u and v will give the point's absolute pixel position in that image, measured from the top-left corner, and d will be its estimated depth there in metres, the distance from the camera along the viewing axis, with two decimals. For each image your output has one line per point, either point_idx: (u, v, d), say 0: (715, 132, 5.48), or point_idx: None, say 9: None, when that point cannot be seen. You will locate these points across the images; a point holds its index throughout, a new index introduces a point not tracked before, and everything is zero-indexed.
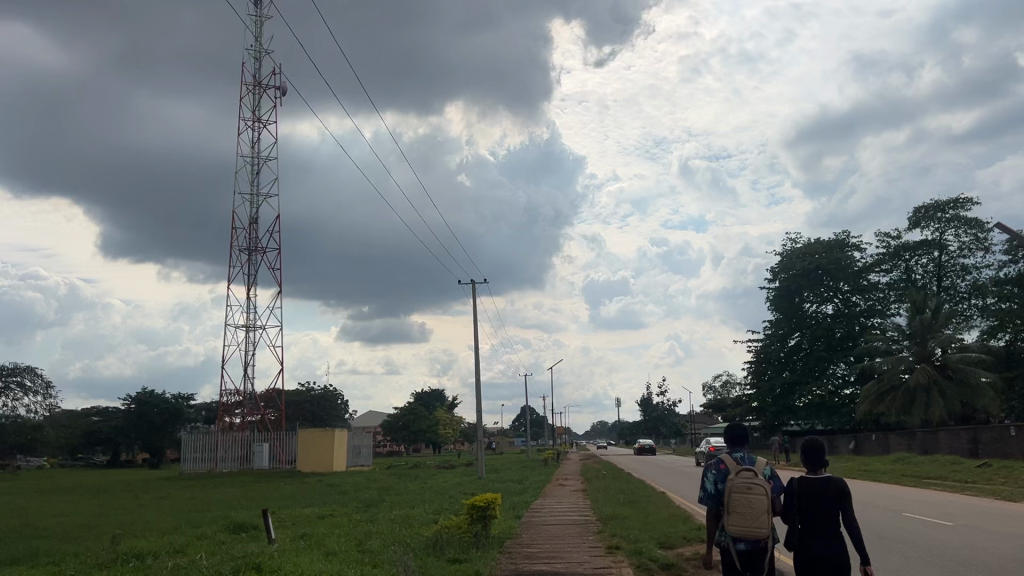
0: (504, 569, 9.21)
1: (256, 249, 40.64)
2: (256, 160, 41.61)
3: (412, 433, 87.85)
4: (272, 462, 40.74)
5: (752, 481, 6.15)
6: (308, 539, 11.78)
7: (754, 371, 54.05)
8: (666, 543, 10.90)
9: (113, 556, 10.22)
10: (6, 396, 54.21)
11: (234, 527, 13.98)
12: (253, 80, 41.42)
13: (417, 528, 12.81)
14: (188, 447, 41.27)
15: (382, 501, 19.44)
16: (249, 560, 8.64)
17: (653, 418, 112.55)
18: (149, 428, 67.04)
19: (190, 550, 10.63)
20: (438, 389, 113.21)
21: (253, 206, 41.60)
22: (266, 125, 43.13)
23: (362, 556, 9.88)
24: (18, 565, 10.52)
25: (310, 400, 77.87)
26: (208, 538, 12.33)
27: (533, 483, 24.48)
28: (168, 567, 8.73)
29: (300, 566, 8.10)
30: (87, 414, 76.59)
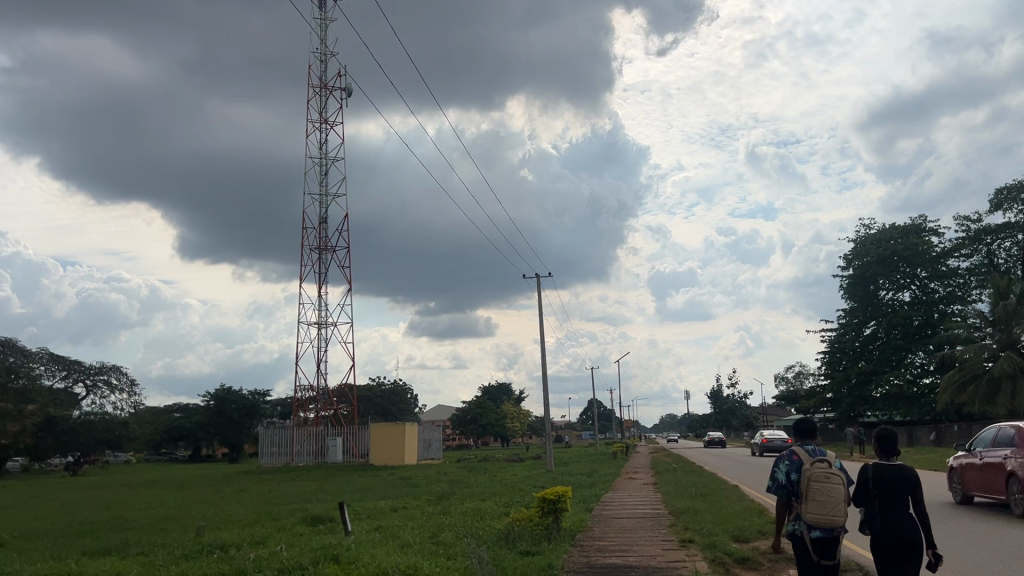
0: (578, 562, 9.20)
1: (326, 247, 41.43)
2: (324, 160, 42.26)
3: (481, 427, 88.31)
4: (346, 456, 41.51)
5: (828, 471, 6.07)
6: (383, 531, 12.00)
7: (828, 362, 52.82)
8: (740, 536, 10.74)
9: (199, 547, 10.58)
10: (94, 394, 56.61)
11: (313, 519, 14.34)
12: (320, 82, 42.15)
13: (489, 521, 12.91)
14: (266, 441, 42.50)
15: (453, 494, 19.65)
16: (328, 552, 8.82)
17: (723, 411, 110.55)
18: (227, 424, 69.13)
19: (270, 542, 10.92)
20: (505, 383, 113.57)
21: (322, 206, 42.39)
22: (333, 127, 43.83)
23: (437, 549, 10.00)
24: (111, 555, 10.95)
25: (380, 395, 79.07)
26: (287, 531, 12.63)
27: (603, 476, 24.45)
28: (253, 558, 8.97)
29: (377, 558, 8.22)
30: (169, 410, 79.37)
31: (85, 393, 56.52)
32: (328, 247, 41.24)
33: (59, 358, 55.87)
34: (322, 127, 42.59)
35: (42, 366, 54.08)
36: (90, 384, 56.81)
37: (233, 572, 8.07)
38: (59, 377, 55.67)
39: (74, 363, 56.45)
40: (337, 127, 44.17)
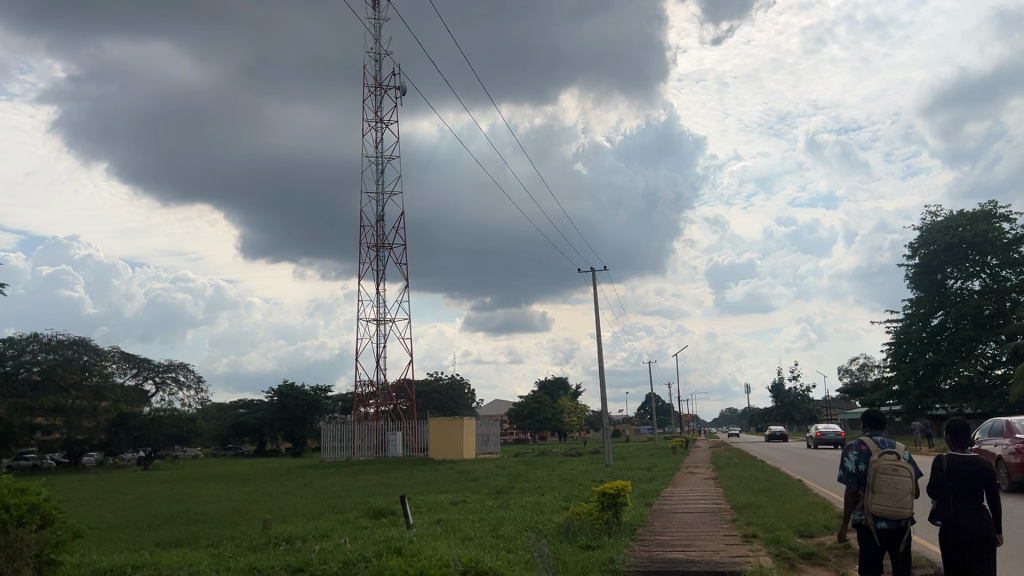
0: (639, 556, 9.15)
1: (383, 244, 41.93)
2: (380, 158, 42.76)
3: (538, 421, 88.45)
4: (405, 451, 42.10)
5: (896, 463, 5.93)
6: (444, 524, 12.11)
7: (894, 353, 51.51)
8: (804, 531, 10.57)
9: (266, 540, 10.84)
10: (163, 391, 58.37)
11: (374, 512, 14.57)
12: (375, 81, 42.64)
13: (548, 515, 12.90)
14: (327, 436, 43.20)
15: (513, 488, 19.80)
16: (390, 545, 8.94)
17: (785, 405, 108.51)
18: (291, 419, 70.64)
19: (335, 535, 11.11)
20: (561, 377, 113.46)
21: (379, 204, 42.89)
22: (388, 125, 44.25)
23: (498, 543, 10.03)
24: (182, 547, 11.30)
25: (438, 390, 79.81)
26: (350, 524, 12.85)
27: (662, 470, 24.29)
28: (318, 551, 9.14)
29: (439, 550, 8.31)
30: (234, 406, 81.39)
31: (154, 390, 58.34)
32: (385, 244, 41.72)
33: (129, 357, 57.69)
34: (378, 126, 43.04)
35: (114, 364, 55.95)
36: (159, 382, 58.62)
37: (300, 564, 8.21)
38: (130, 375, 57.54)
39: (143, 361, 58.24)
40: (392, 125, 44.59)
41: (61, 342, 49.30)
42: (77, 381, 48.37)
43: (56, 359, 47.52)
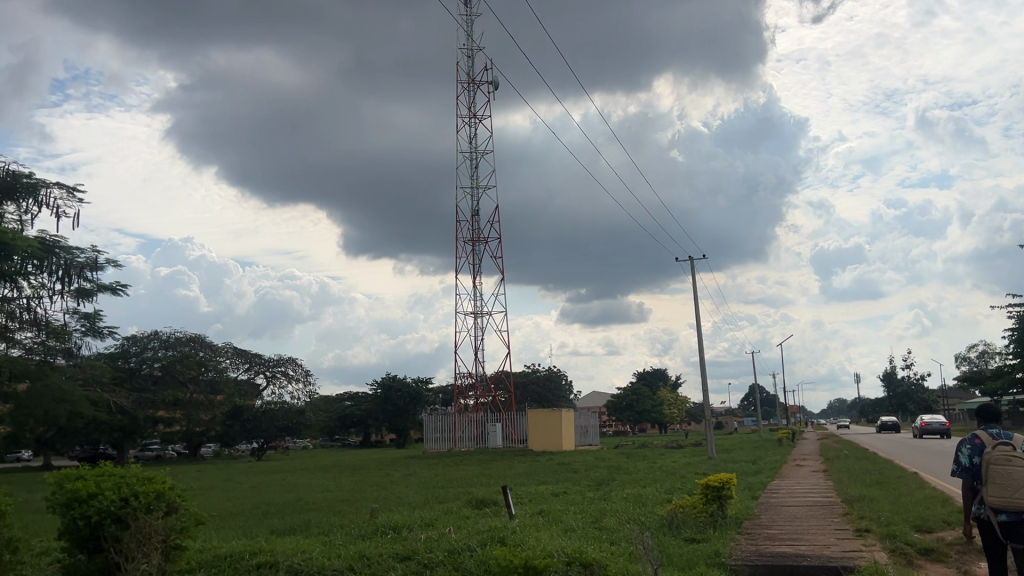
0: (745, 550, 8.96)
1: (478, 239, 42.31)
2: (474, 154, 43.12)
3: (638, 413, 87.68)
4: (505, 442, 42.58)
5: (1011, 454, 5.61)
6: (546, 515, 12.15)
7: (1017, 339, 48.62)
8: (921, 526, 10.10)
9: (374, 528, 11.17)
10: (274, 384, 60.80)
11: (477, 502, 14.76)
12: (468, 78, 43.04)
13: (652, 508, 12.79)
14: (429, 428, 43.80)
15: (614, 480, 19.74)
16: (494, 534, 9.04)
17: (898, 395, 103.99)
18: (394, 411, 72.37)
19: (439, 524, 11.33)
20: (660, 369, 112.13)
21: (474, 199, 43.28)
22: (482, 120, 44.53)
23: (601, 534, 10.05)
24: (295, 534, 11.78)
25: (536, 382, 80.30)
26: (454, 514, 13.04)
27: (768, 463, 23.70)
28: (423, 539, 9.32)
29: (542, 541, 8.35)
30: (341, 399, 83.97)
31: (266, 383, 60.82)
32: (481, 239, 42.09)
33: (242, 352, 60.23)
34: (471, 122, 43.41)
35: (228, 359, 58.54)
36: (270, 375, 61.04)
37: (406, 552, 8.42)
38: (243, 369, 60.12)
39: (255, 356, 60.80)
40: (486, 120, 44.85)
41: (179, 339, 51.71)
42: (194, 376, 50.88)
43: (175, 355, 50.04)
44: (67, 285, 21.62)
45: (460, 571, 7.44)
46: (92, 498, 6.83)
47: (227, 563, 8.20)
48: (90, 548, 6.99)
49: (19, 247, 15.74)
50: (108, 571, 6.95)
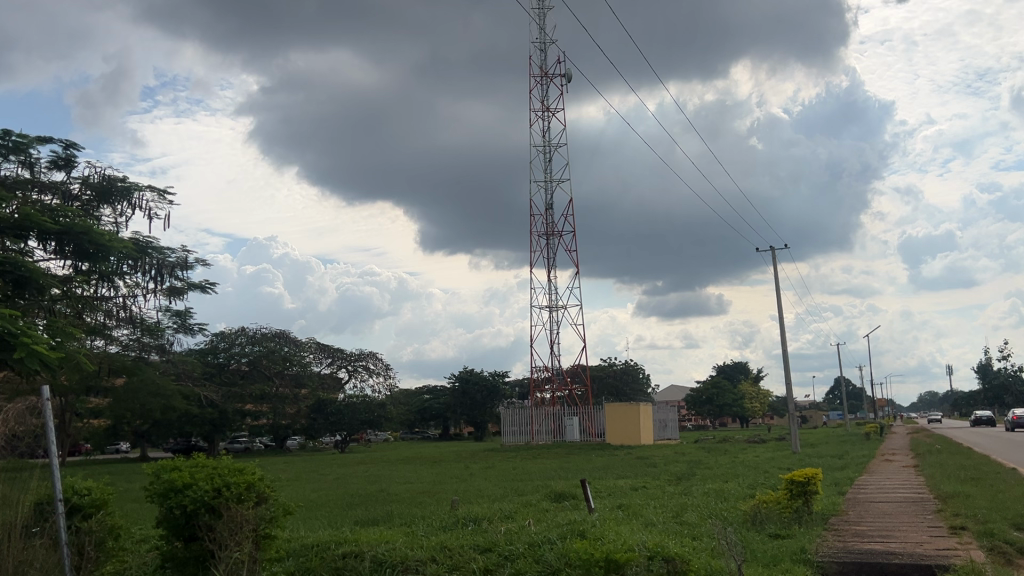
0: (834, 547, 8.72)
1: (553, 232, 42.33)
2: (547, 147, 43.12)
3: (719, 408, 86.14)
4: (583, 436, 42.43)
5: None
6: (626, 509, 12.09)
7: None
8: (1021, 525, 9.64)
9: (454, 520, 11.30)
10: (355, 378, 62.11)
11: (555, 496, 14.76)
12: (541, 71, 43.05)
13: (734, 503, 12.58)
14: (508, 421, 44.28)
15: (694, 475, 19.48)
16: (573, 528, 9.03)
17: (993, 388, 99.39)
18: (472, 404, 73.02)
19: (518, 517, 11.37)
20: (740, 361, 110.06)
21: (548, 192, 43.27)
22: (555, 113, 44.41)
23: (682, 529, 9.94)
24: (378, 525, 12.04)
25: (613, 375, 79.80)
26: (533, 506, 13.09)
27: (855, 458, 23.01)
28: (503, 532, 9.38)
29: (623, 535, 8.32)
30: (420, 392, 85.15)
31: (348, 377, 62.16)
32: (555, 232, 42.08)
33: (325, 347, 61.65)
34: (544, 116, 43.39)
35: (311, 354, 60.11)
36: (352, 369, 62.35)
37: (487, 544, 8.47)
38: (326, 363, 61.61)
39: (337, 351, 62.14)
40: (559, 113, 44.67)
41: (265, 334, 53.09)
42: (279, 370, 52.43)
43: (262, 350, 51.53)
44: (159, 284, 22.53)
45: (540, 562, 7.45)
46: (187, 488, 7.14)
47: (314, 552, 8.40)
48: (186, 536, 7.29)
49: (116, 249, 16.48)
50: (202, 558, 7.23)
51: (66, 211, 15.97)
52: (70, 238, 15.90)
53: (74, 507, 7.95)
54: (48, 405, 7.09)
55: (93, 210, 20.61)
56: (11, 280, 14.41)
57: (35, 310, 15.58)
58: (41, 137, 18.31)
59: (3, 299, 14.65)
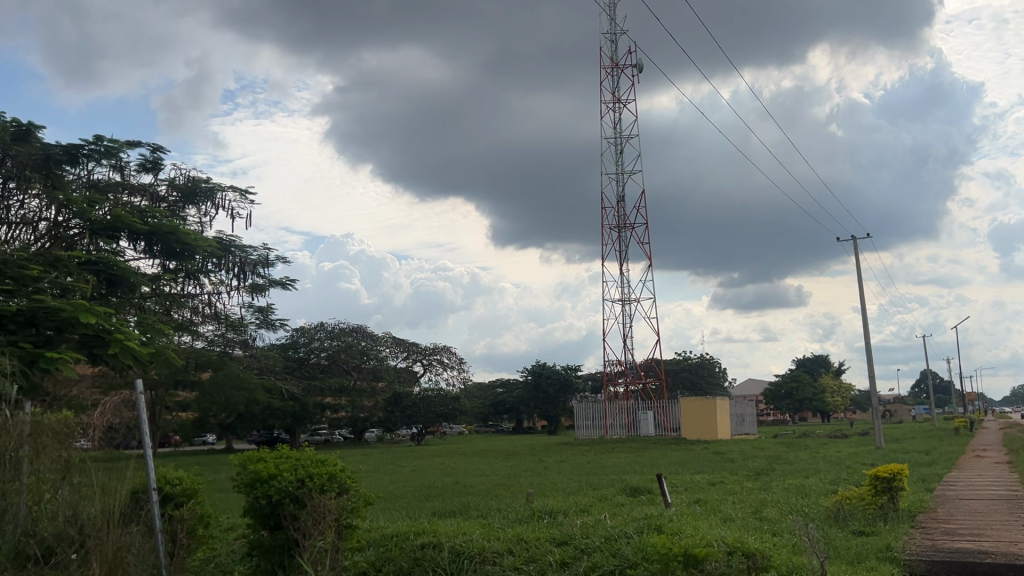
0: (921, 545, 8.46)
1: (625, 225, 41.97)
2: (619, 139, 42.76)
3: (798, 402, 84.05)
4: (658, 430, 42.05)
5: None
6: (704, 504, 11.98)
7: None
8: None
9: (530, 512, 11.38)
10: (430, 372, 62.96)
11: (631, 490, 14.71)
12: (612, 62, 42.66)
13: (816, 499, 12.29)
14: (580, 414, 44.28)
15: (774, 470, 19.06)
16: (650, 522, 8.99)
17: None
18: (545, 398, 73.16)
19: (594, 511, 11.38)
20: (821, 354, 107.23)
21: (620, 184, 42.89)
22: (627, 103, 43.99)
23: (761, 524, 9.78)
24: (455, 516, 12.24)
25: (688, 368, 78.72)
26: (609, 500, 13.05)
27: (944, 454, 22.17)
28: (578, 525, 9.40)
29: (701, 531, 8.24)
30: (494, 385, 85.72)
31: (423, 371, 62.97)
32: (628, 225, 41.70)
33: (401, 341, 62.60)
34: (615, 107, 42.99)
35: (387, 348, 61.11)
36: (426, 363, 63.19)
37: (561, 538, 8.49)
38: (401, 357, 62.58)
39: (413, 345, 63.01)
40: (630, 104, 44.21)
41: (342, 329, 54.24)
42: (357, 364, 53.47)
43: (340, 345, 52.66)
44: (243, 281, 23.26)
45: (617, 557, 7.42)
46: (272, 479, 7.40)
47: (394, 543, 8.57)
48: (271, 525, 7.53)
49: (201, 248, 17.11)
50: (287, 546, 7.45)
51: (154, 211, 16.63)
52: (158, 238, 16.52)
53: (167, 496, 8.34)
54: (141, 398, 7.45)
55: (180, 211, 21.41)
56: (105, 279, 15.12)
57: (127, 307, 16.25)
58: (131, 141, 19.11)
59: (98, 297, 15.39)
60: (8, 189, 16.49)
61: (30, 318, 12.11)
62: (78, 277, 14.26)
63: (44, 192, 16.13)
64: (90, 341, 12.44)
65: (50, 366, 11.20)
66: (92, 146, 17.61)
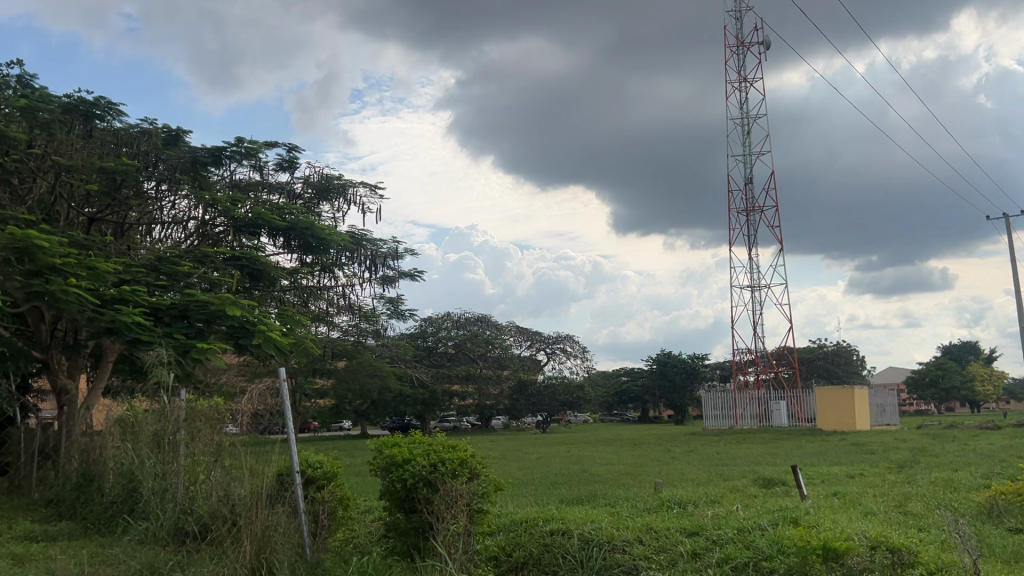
0: None
1: (754, 208, 40.69)
2: (745, 119, 41.48)
3: (944, 391, 79.27)
4: (792, 421, 40.64)
5: None
6: (842, 497, 11.50)
7: None
8: None
9: (659, 502, 11.25)
10: (554, 360, 63.36)
11: (765, 481, 14.31)
12: (737, 40, 41.36)
13: (966, 493, 11.55)
14: (708, 404, 43.49)
15: (918, 463, 18.04)
16: (786, 515, 8.74)
17: None
18: (671, 387, 72.14)
19: (725, 502, 11.15)
20: (969, 341, 100.71)
21: (747, 166, 41.62)
22: (753, 82, 42.48)
23: (905, 519, 9.29)
24: (583, 504, 12.27)
25: (823, 357, 75.68)
26: (741, 492, 12.75)
27: None
28: (708, 516, 9.24)
29: (840, 524, 7.95)
30: (618, 374, 85.26)
31: (547, 360, 63.41)
32: (756, 208, 40.44)
33: (524, 330, 63.15)
34: (741, 87, 41.68)
35: (512, 337, 61.80)
36: (550, 352, 63.59)
37: (693, 528, 8.36)
38: (526, 346, 63.16)
39: (536, 334, 63.43)
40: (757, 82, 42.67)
41: (468, 319, 55.25)
42: (483, 353, 54.33)
43: (466, 334, 53.67)
44: (374, 273, 23.92)
45: (751, 549, 7.27)
46: (407, 463, 7.68)
47: (523, 528, 8.70)
48: (407, 508, 7.79)
49: (335, 242, 17.84)
50: (422, 529, 7.69)
51: (291, 208, 17.47)
52: (296, 234, 17.37)
53: (309, 479, 8.77)
54: (285, 383, 7.78)
55: (314, 208, 22.36)
56: (248, 273, 15.98)
57: (268, 299, 17.09)
58: (268, 142, 20.04)
59: (243, 290, 16.32)
60: (161, 191, 17.46)
61: (183, 311, 13.01)
62: (224, 272, 15.23)
63: (191, 193, 17.21)
64: (237, 332, 13.26)
65: (203, 356, 12.05)
66: (234, 148, 18.63)
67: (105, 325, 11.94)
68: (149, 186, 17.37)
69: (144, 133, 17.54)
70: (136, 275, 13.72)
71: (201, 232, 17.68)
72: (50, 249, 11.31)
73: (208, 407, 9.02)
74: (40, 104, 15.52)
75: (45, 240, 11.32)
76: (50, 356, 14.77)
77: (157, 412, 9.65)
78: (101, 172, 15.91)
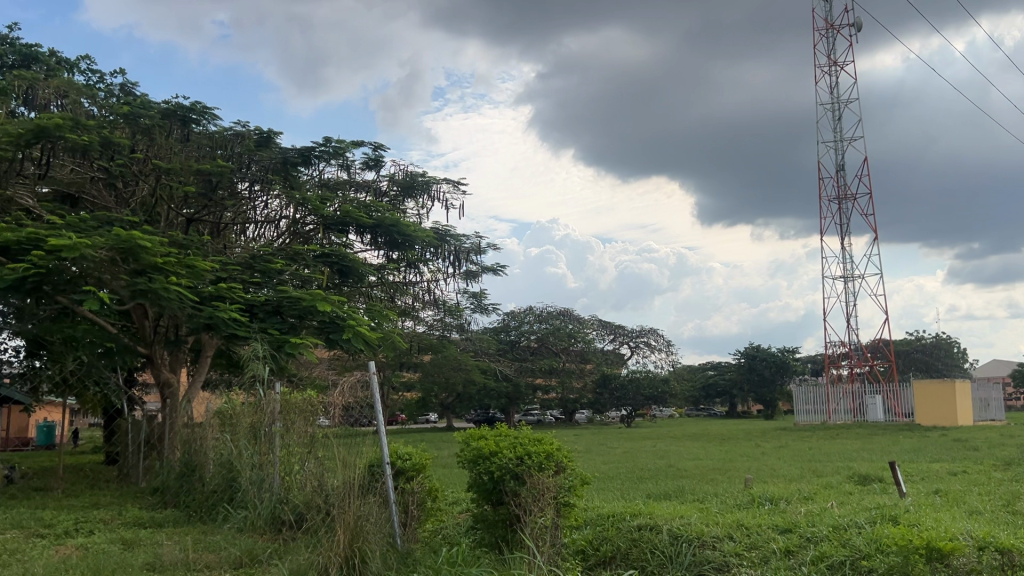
0: None
1: (846, 196, 39.43)
2: (835, 104, 40.22)
3: None
4: (888, 416, 39.17)
5: None
6: (945, 495, 10.96)
7: None
8: None
9: (749, 498, 11.03)
10: (638, 354, 62.82)
11: (861, 478, 13.82)
12: (826, 23, 40.03)
13: None
14: (800, 399, 42.41)
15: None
16: (884, 512, 8.44)
17: None
18: (760, 380, 70.64)
19: (819, 498, 10.83)
20: None
21: (838, 153, 40.36)
22: (844, 65, 41.03)
23: (1014, 518, 8.83)
24: (671, 499, 12.14)
25: (921, 350, 72.72)
26: (836, 488, 12.37)
27: None
28: (802, 513, 9.02)
29: (943, 523, 7.66)
30: (704, 367, 83.96)
31: (631, 353, 62.96)
32: (848, 196, 39.20)
33: (607, 324, 62.73)
34: (831, 71, 40.43)
35: (595, 330, 61.50)
36: (634, 345, 63.08)
37: (786, 525, 8.17)
38: (609, 340, 62.78)
39: (620, 328, 62.98)
40: (848, 65, 41.20)
41: (550, 313, 55.27)
42: (566, 347, 54.23)
43: (548, 327, 53.70)
44: (458, 269, 24.17)
45: (848, 547, 7.06)
46: (494, 455, 7.76)
47: (611, 523, 8.66)
48: (495, 500, 7.86)
49: (420, 238, 18.09)
50: (509, 521, 7.74)
51: (378, 206, 17.88)
52: (382, 231, 17.74)
53: (399, 470, 8.94)
54: (374, 376, 7.93)
55: (399, 205, 22.75)
56: (337, 269, 16.38)
57: (356, 294, 17.50)
58: (355, 142, 20.49)
59: (333, 287, 16.77)
60: (254, 191, 18.09)
61: (276, 307, 13.42)
62: (315, 268, 15.61)
63: (282, 192, 17.74)
64: (327, 327, 13.61)
65: (296, 350, 12.44)
66: (322, 148, 19.08)
67: (204, 321, 12.43)
68: (243, 187, 17.99)
69: (237, 136, 18.14)
70: (232, 273, 14.26)
71: (293, 230, 18.20)
72: (152, 249, 11.81)
73: (302, 400, 9.29)
74: (142, 111, 16.23)
75: (148, 240, 11.85)
76: (153, 351, 15.53)
77: (253, 405, 10.03)
78: (197, 174, 16.57)
